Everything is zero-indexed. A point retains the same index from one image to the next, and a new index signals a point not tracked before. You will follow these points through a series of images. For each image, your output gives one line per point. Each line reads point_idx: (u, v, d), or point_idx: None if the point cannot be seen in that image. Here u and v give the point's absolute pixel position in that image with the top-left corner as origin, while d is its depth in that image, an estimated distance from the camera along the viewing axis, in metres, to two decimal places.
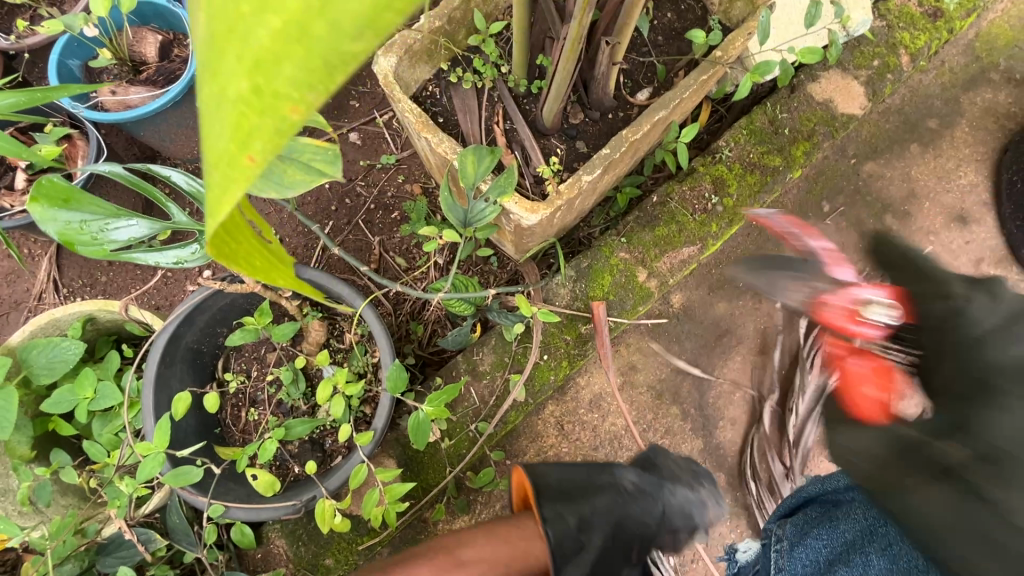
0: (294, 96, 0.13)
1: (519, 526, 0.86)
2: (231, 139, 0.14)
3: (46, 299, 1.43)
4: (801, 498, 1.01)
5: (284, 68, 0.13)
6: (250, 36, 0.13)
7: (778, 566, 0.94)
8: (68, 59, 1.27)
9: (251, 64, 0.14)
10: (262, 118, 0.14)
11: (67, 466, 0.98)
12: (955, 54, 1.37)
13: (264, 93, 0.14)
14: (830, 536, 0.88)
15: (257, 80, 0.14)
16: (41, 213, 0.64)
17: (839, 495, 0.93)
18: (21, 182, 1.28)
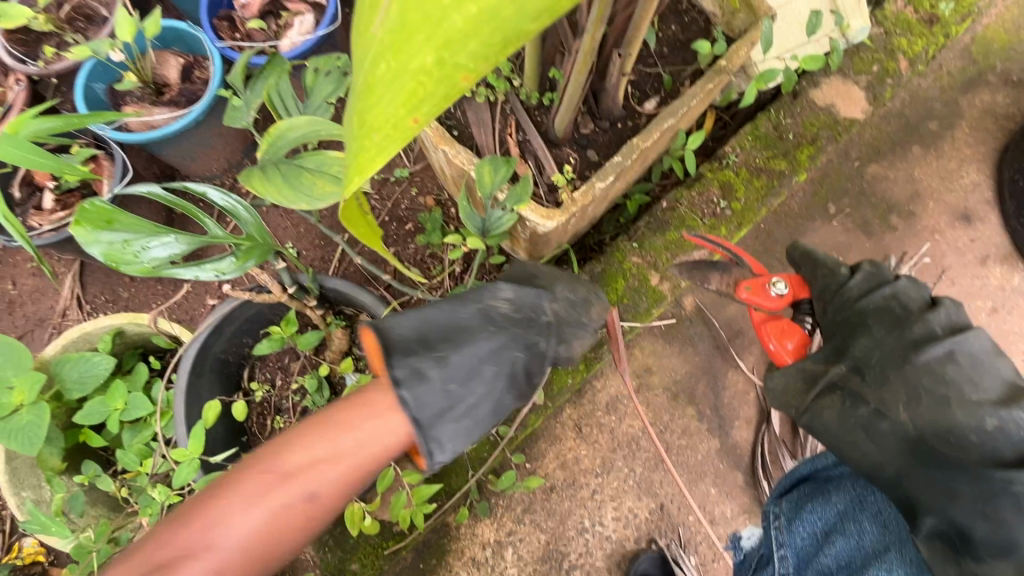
0: (467, 64, 0.20)
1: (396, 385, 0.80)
2: (402, 102, 0.20)
3: (71, 315, 1.47)
4: (795, 478, 1.04)
5: (459, 50, 0.20)
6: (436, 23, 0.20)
7: (778, 543, 1.00)
8: (94, 83, 1.32)
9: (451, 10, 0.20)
10: (436, 88, 0.20)
11: (100, 475, 1.00)
12: (952, 58, 1.41)
13: (441, 66, 0.20)
14: (824, 507, 0.96)
15: (437, 60, 0.20)
16: (85, 235, 0.69)
17: (833, 473, 1.00)
18: (47, 201, 1.32)
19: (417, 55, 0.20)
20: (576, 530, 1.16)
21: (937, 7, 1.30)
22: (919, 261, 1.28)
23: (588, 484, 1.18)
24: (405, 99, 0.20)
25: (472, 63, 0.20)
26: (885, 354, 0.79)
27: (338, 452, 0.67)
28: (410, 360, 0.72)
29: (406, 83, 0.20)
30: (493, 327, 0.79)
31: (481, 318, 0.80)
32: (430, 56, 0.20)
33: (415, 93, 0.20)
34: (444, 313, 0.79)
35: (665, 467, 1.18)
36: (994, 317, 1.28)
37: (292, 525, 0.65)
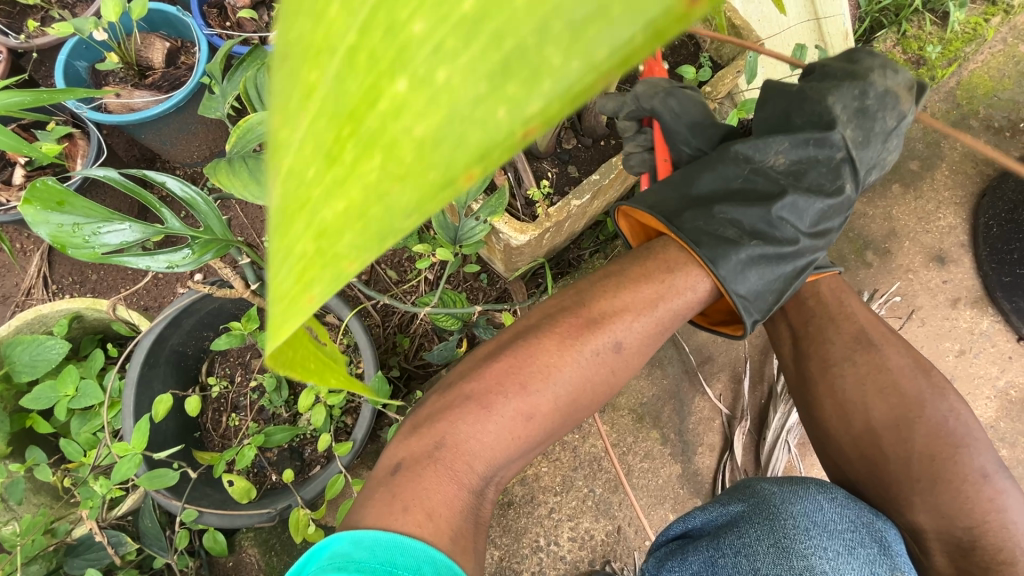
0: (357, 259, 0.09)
1: (599, 360, 0.68)
2: (295, 280, 0.10)
3: (35, 294, 1.42)
4: (665, 536, 0.94)
5: (346, 232, 0.09)
6: (307, 159, 0.10)
7: None
8: (75, 61, 1.29)
9: (326, 111, 0.10)
10: (325, 272, 0.09)
11: (42, 464, 0.96)
12: (936, 100, 1.42)
13: (324, 251, 0.09)
14: (681, 569, 0.85)
15: (322, 240, 0.09)
16: (35, 215, 0.67)
17: (701, 531, 0.89)
18: (18, 177, 1.28)
19: (301, 230, 0.10)
20: (531, 548, 1.14)
21: (925, 49, 1.28)
22: (890, 299, 1.27)
23: (546, 501, 1.16)
24: (293, 279, 0.10)
25: (369, 251, 0.09)
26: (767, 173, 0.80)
27: (558, 390, 0.66)
28: (744, 282, 0.72)
29: (293, 263, 0.10)
30: (793, 252, 0.76)
31: (793, 256, 0.76)
32: (313, 235, 0.10)
33: (309, 271, 0.10)
34: (777, 274, 0.75)
35: (625, 490, 1.17)
36: (961, 360, 1.27)
37: (517, 439, 0.66)
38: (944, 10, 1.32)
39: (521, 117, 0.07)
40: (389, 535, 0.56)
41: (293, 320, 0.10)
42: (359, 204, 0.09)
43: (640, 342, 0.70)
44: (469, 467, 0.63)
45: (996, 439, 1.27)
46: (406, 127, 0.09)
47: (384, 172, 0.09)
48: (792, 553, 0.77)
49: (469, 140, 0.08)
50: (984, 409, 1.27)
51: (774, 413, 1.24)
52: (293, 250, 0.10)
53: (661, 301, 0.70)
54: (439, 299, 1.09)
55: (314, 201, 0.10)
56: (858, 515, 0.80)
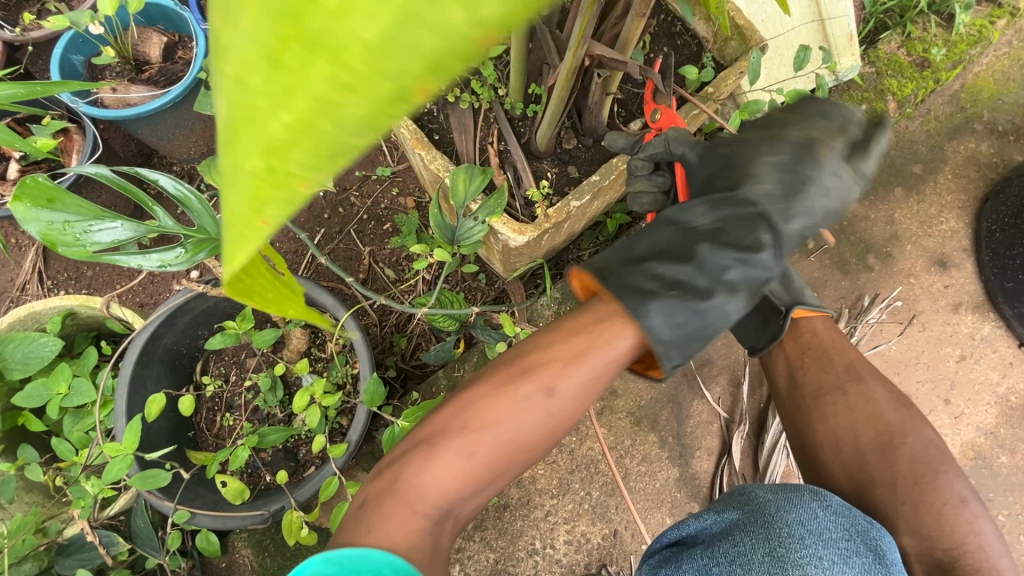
0: (309, 177, 0.10)
1: (529, 413, 0.63)
2: (248, 200, 0.11)
3: (29, 290, 1.41)
4: (661, 543, 0.92)
5: (295, 147, 0.10)
6: (249, 69, 0.10)
7: None
8: (71, 54, 1.27)
9: (261, 11, 0.10)
10: (279, 193, 0.11)
11: (33, 463, 0.95)
12: (940, 103, 1.40)
13: (277, 168, 0.11)
14: None
15: (273, 158, 0.11)
16: (24, 213, 0.66)
17: (695, 539, 0.87)
18: (12, 172, 1.26)
19: (249, 146, 0.11)
20: (526, 551, 1.13)
21: (930, 51, 1.27)
22: (891, 304, 1.26)
23: (543, 504, 1.15)
24: (246, 201, 0.11)
25: (318, 172, 0.10)
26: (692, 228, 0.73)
27: (496, 438, 0.63)
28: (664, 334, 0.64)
29: (243, 183, 0.11)
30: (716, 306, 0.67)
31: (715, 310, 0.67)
32: (266, 150, 0.11)
33: (262, 189, 0.11)
34: (703, 325, 0.67)
35: (622, 494, 1.16)
36: (962, 365, 1.26)
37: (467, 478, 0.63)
38: (949, 11, 1.30)
39: (467, 32, 0.08)
40: (363, 550, 0.55)
41: (254, 239, 0.11)
42: (307, 125, 0.10)
43: (577, 391, 0.63)
44: (413, 505, 0.61)
45: (996, 446, 1.26)
46: (354, 31, 0.10)
47: (330, 84, 0.10)
48: (787, 561, 0.76)
49: (423, 45, 0.09)
50: (984, 415, 1.26)
51: (773, 418, 1.24)
52: (249, 166, 0.11)
53: (590, 351, 0.63)
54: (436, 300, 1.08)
55: (264, 120, 0.11)
56: (852, 523, 0.79)
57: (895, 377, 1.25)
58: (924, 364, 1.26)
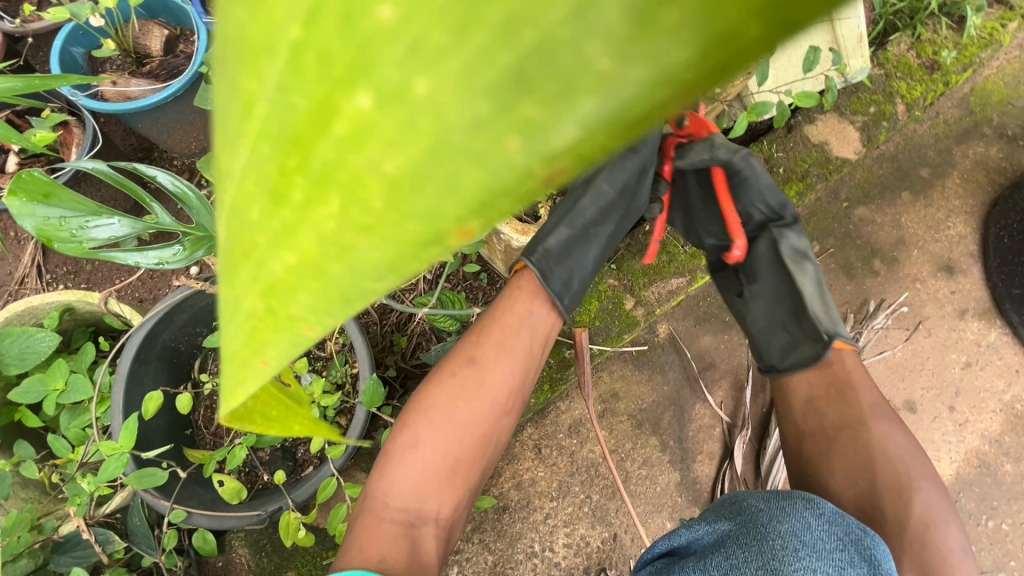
0: (315, 327, 0.08)
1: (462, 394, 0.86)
2: (247, 341, 0.09)
3: (28, 284, 1.40)
4: (654, 552, 0.91)
5: (300, 288, 0.09)
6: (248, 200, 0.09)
7: None
8: (72, 47, 1.26)
9: (262, 128, 0.09)
10: (283, 333, 0.09)
11: (29, 459, 0.94)
12: (949, 106, 1.38)
13: (278, 311, 0.09)
14: None
15: (273, 299, 0.09)
16: (20, 207, 0.65)
17: (687, 549, 0.87)
18: (11, 164, 1.25)
19: (246, 283, 0.09)
20: (525, 554, 1.12)
21: (940, 54, 1.25)
22: (897, 310, 1.24)
23: (542, 507, 1.14)
24: (247, 342, 0.09)
25: (327, 315, 0.09)
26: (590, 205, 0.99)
27: (441, 420, 0.84)
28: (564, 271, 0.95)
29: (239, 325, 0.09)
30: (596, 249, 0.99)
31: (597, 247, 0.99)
32: (261, 291, 0.09)
33: (264, 329, 0.09)
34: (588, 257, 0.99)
35: (622, 497, 1.15)
36: (968, 372, 1.25)
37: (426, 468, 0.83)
38: (960, 14, 1.29)
39: (529, 165, 0.06)
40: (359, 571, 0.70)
41: (251, 381, 0.09)
42: (313, 263, 0.09)
43: (491, 364, 0.87)
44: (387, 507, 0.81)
45: (1000, 454, 1.25)
46: (374, 161, 0.08)
47: (337, 222, 0.08)
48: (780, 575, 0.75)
49: (464, 181, 0.07)
50: (989, 423, 1.25)
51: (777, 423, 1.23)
52: (243, 304, 0.09)
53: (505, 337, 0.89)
54: (438, 299, 1.07)
55: (262, 254, 0.09)
56: (845, 531, 0.77)
57: (899, 383, 1.23)
58: (929, 371, 1.25)
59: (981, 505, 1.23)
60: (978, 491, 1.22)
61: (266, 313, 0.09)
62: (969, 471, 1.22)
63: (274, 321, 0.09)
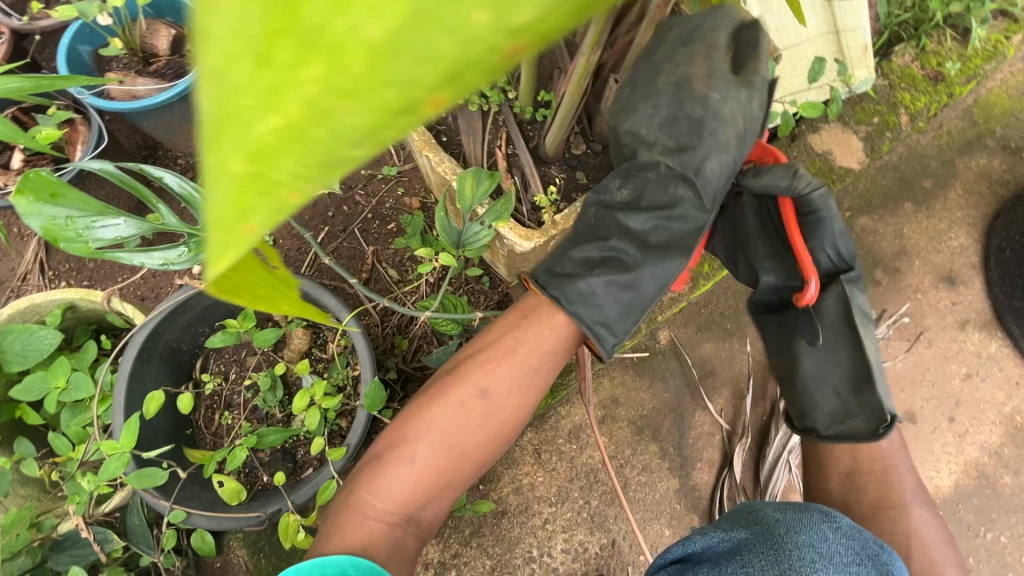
0: (306, 193, 0.09)
1: (466, 408, 0.91)
2: (220, 213, 0.09)
3: (31, 280, 1.40)
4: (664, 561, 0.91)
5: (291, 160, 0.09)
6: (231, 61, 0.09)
7: None
8: (79, 44, 1.26)
9: None
10: (266, 203, 0.09)
11: (29, 457, 0.94)
12: (953, 117, 1.39)
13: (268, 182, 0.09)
14: None
15: (254, 167, 0.09)
16: (27, 206, 0.64)
17: (701, 557, 0.87)
18: (16, 161, 1.25)
19: (213, 150, 0.09)
20: (523, 558, 1.12)
21: (944, 65, 1.26)
22: (898, 320, 1.24)
23: (541, 512, 1.14)
24: (228, 206, 0.09)
25: (310, 181, 0.09)
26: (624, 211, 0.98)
27: (443, 428, 0.90)
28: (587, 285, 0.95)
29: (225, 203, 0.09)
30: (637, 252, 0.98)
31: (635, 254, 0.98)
32: (246, 159, 0.09)
33: (241, 198, 0.09)
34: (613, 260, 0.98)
35: (621, 503, 1.15)
36: (968, 384, 1.25)
37: (426, 475, 0.89)
38: (964, 26, 1.29)
39: (527, 31, 0.08)
40: (324, 560, 0.73)
41: (229, 251, 0.09)
42: (300, 132, 0.09)
43: (502, 388, 0.93)
44: (373, 515, 0.86)
45: (1000, 466, 1.25)
46: (355, 26, 0.09)
47: (321, 86, 0.09)
48: None
49: (445, 49, 0.08)
50: (989, 434, 1.25)
51: (777, 432, 1.23)
52: (218, 168, 0.09)
53: (517, 348, 0.93)
54: (440, 303, 1.07)
55: (246, 113, 0.09)
56: (863, 547, 0.79)
57: (900, 393, 1.23)
58: (929, 381, 1.25)
59: (979, 517, 1.23)
60: (977, 503, 1.22)
61: (244, 184, 0.09)
62: (968, 482, 1.22)
63: (254, 193, 0.09)
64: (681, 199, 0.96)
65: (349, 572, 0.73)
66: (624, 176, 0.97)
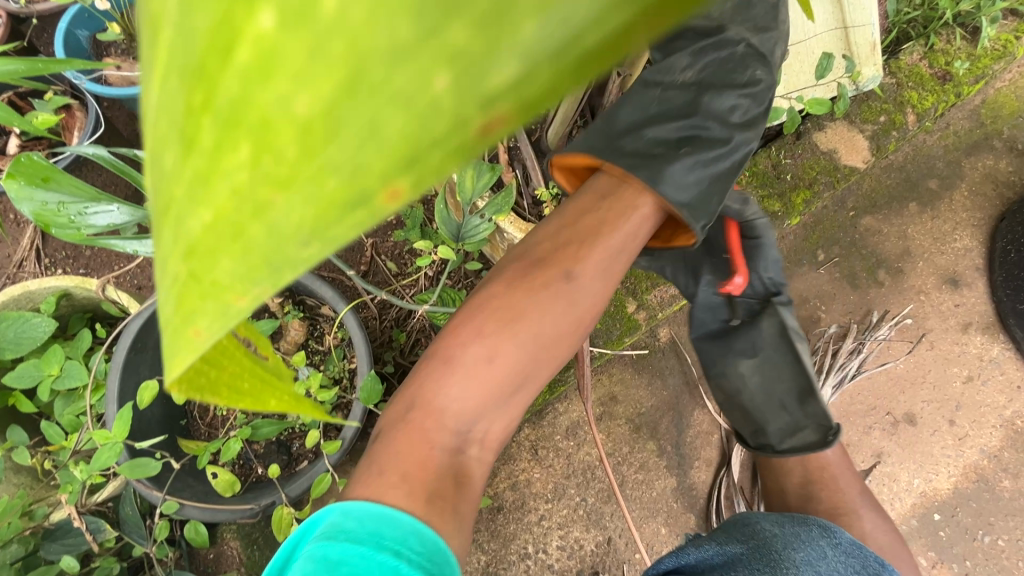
0: (238, 290, 0.09)
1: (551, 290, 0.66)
2: (178, 307, 0.10)
3: (27, 267, 1.38)
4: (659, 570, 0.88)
5: (219, 253, 0.09)
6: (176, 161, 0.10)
7: None
8: (76, 29, 1.24)
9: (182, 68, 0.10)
10: (206, 303, 0.09)
11: (22, 445, 0.93)
12: (960, 117, 1.37)
13: (205, 275, 0.09)
14: None
15: (196, 261, 0.10)
16: (17, 190, 0.64)
17: (693, 567, 0.85)
18: (13, 146, 1.24)
19: (169, 241, 0.10)
20: (519, 554, 1.11)
21: (953, 64, 1.24)
22: (901, 321, 1.23)
23: (537, 508, 1.14)
24: (176, 305, 0.10)
25: (249, 280, 0.09)
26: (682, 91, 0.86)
27: (514, 332, 0.64)
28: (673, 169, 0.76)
29: (174, 291, 0.10)
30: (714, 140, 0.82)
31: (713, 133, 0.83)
32: (189, 251, 0.10)
33: (188, 298, 0.10)
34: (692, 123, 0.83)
35: (618, 501, 1.15)
36: (968, 387, 1.24)
37: (489, 387, 0.63)
38: (973, 26, 1.28)
39: (460, 117, 0.07)
40: (378, 508, 0.57)
41: (184, 351, 0.10)
42: (237, 230, 0.09)
43: (595, 270, 0.68)
44: (439, 424, 0.62)
45: (999, 469, 1.24)
46: (281, 101, 0.09)
47: (248, 176, 0.09)
48: None
49: (385, 132, 0.08)
50: (989, 438, 1.24)
51: None
52: (173, 259, 0.10)
53: (605, 227, 0.70)
54: (438, 296, 1.06)
55: (190, 210, 0.10)
56: (862, 564, 0.80)
57: (900, 395, 1.22)
58: (930, 384, 1.23)
59: (977, 520, 1.22)
60: (976, 507, 1.22)
61: (197, 279, 0.10)
62: (966, 486, 1.21)
63: (203, 293, 0.09)
64: (755, 82, 0.86)
65: (412, 554, 0.55)
66: (691, 54, 0.87)
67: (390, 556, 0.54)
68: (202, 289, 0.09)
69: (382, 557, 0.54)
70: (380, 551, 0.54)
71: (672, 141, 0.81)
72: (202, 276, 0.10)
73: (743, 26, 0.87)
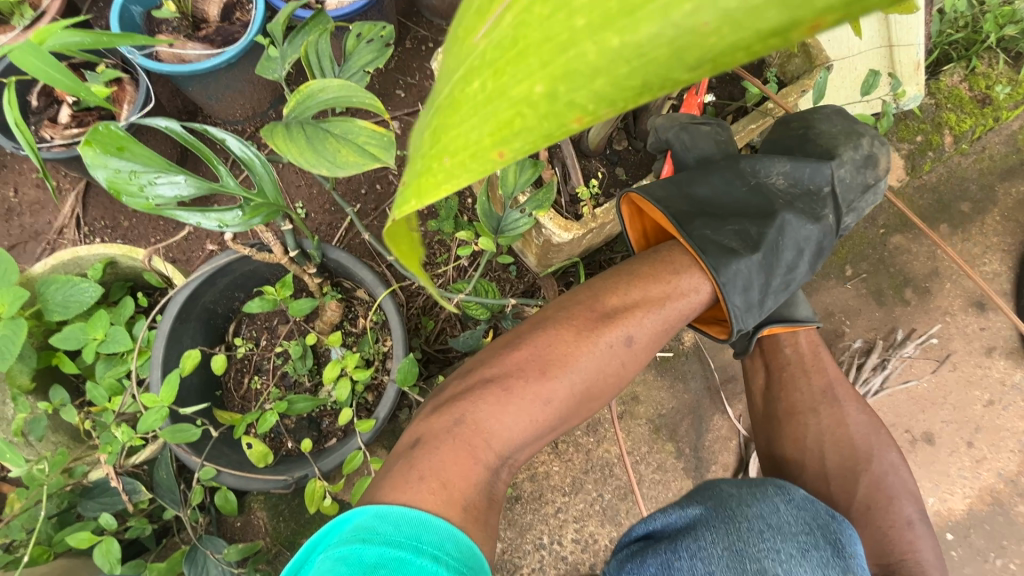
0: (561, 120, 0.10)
1: (607, 347, 0.77)
2: (488, 133, 0.12)
3: (66, 234, 1.41)
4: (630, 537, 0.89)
5: (591, 77, 0.10)
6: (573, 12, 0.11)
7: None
8: (131, 4, 1.26)
9: None
10: (533, 125, 0.11)
11: (66, 403, 0.97)
12: (997, 142, 1.36)
13: (560, 93, 0.11)
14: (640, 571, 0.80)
15: (556, 83, 0.11)
16: (92, 158, 0.66)
17: (660, 533, 0.86)
18: (63, 115, 1.27)
19: (530, 66, 0.11)
20: (534, 544, 1.13)
21: (994, 88, 1.25)
22: (926, 340, 1.23)
23: (554, 500, 1.15)
24: (490, 131, 0.11)
25: (592, 106, 0.10)
26: (778, 192, 0.91)
27: (571, 385, 0.75)
28: (739, 263, 0.82)
29: (499, 109, 0.11)
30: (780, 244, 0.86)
31: (789, 244, 0.88)
32: (546, 76, 0.11)
33: (509, 122, 0.11)
34: (758, 208, 0.89)
35: (634, 498, 1.16)
36: (989, 411, 1.24)
37: (535, 422, 0.73)
38: (1016, 51, 1.27)
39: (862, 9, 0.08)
40: (421, 515, 0.61)
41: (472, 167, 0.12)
42: (594, 72, 0.10)
43: (648, 338, 0.80)
44: (488, 445, 0.71)
45: (1014, 494, 1.25)
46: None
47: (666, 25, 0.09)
48: (745, 556, 0.75)
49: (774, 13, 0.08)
50: (1007, 462, 1.24)
51: None
52: (522, 79, 0.11)
53: (667, 301, 0.81)
54: (472, 286, 1.08)
55: (570, 48, 0.11)
56: (814, 517, 0.82)
57: (919, 415, 1.23)
58: (951, 405, 1.24)
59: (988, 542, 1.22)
60: (987, 529, 1.22)
61: (528, 110, 0.11)
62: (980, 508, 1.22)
63: (522, 114, 0.11)
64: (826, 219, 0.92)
65: (450, 558, 0.59)
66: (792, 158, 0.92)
67: (430, 561, 0.58)
68: (540, 107, 0.11)
69: (422, 561, 0.57)
70: (420, 556, 0.58)
71: (753, 230, 0.86)
72: (537, 108, 0.11)
73: (850, 173, 0.95)
